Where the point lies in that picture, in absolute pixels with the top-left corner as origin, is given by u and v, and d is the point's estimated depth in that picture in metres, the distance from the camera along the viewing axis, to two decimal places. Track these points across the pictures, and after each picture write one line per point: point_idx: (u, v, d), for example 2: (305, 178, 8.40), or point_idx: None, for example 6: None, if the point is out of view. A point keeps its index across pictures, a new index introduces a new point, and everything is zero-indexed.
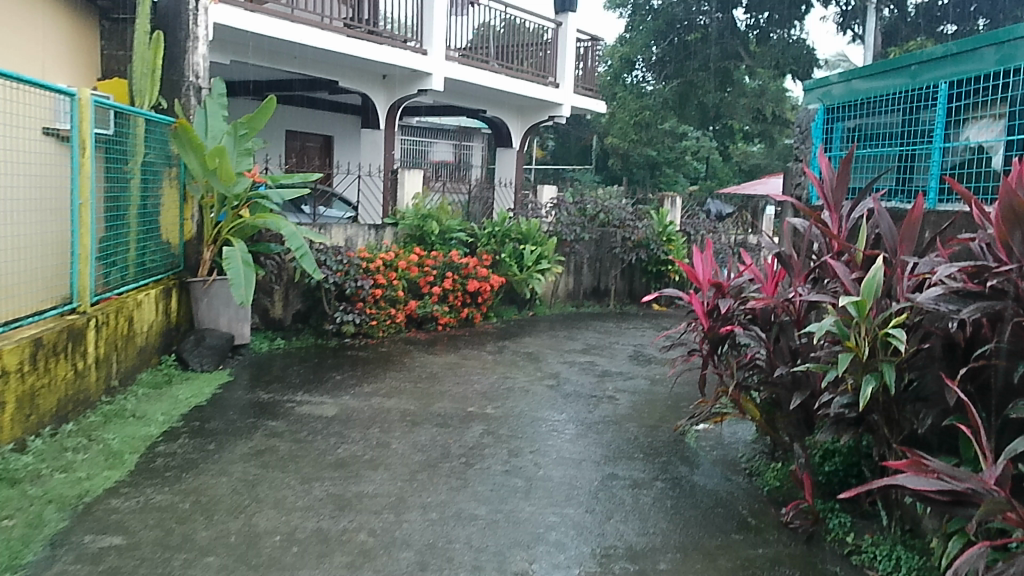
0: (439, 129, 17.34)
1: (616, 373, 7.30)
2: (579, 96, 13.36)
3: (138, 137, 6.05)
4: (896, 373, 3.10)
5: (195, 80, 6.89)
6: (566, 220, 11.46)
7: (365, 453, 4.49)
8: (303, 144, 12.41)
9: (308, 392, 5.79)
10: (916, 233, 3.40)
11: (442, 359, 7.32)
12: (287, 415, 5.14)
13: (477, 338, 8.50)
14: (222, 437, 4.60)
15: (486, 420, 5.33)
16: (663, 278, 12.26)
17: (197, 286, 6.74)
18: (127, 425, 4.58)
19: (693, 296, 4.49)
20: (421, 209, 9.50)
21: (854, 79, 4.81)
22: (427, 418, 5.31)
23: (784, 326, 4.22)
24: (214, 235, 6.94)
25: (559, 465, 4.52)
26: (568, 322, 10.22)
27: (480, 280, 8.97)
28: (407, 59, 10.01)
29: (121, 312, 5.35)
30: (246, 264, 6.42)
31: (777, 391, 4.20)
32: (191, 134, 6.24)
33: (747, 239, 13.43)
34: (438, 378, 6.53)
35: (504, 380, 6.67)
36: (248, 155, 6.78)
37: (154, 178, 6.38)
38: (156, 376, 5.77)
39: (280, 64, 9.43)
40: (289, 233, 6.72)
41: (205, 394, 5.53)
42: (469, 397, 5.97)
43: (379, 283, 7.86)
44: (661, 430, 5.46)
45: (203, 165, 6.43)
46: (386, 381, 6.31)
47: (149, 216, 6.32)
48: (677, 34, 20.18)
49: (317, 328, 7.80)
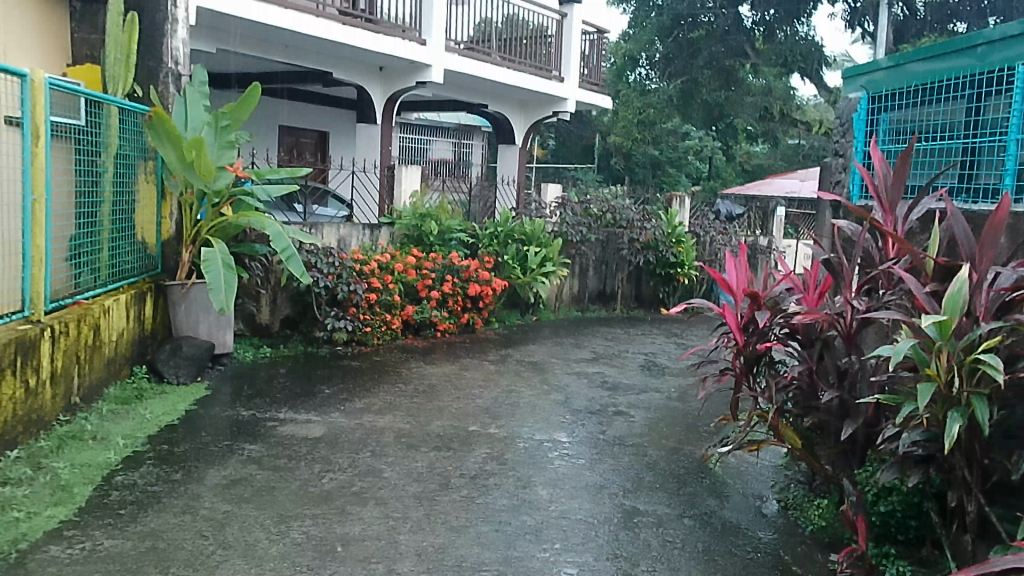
0: (440, 127, 16.85)
1: (627, 386, 6.79)
2: (584, 90, 12.83)
3: (111, 127, 5.54)
4: (988, 409, 2.59)
5: (174, 67, 6.36)
6: (572, 220, 10.92)
7: (354, 484, 3.96)
8: (298, 140, 11.94)
9: (294, 408, 5.26)
10: (1001, 240, 2.86)
11: (440, 369, 6.79)
12: (268, 437, 4.61)
13: (479, 346, 7.96)
14: (191, 464, 4.07)
15: (489, 442, 4.81)
16: (672, 281, 11.76)
17: (175, 291, 6.18)
18: (84, 451, 4.04)
19: (728, 309, 3.93)
20: (419, 208, 8.97)
21: (905, 63, 4.33)
22: (424, 439, 4.79)
23: (829, 343, 3.80)
24: (193, 235, 6.37)
25: (573, 499, 4.00)
26: (574, 328, 9.69)
27: (482, 284, 8.44)
28: (405, 50, 9.48)
29: (84, 320, 4.81)
30: (227, 267, 5.87)
31: (821, 416, 3.76)
32: (168, 124, 5.69)
33: (757, 240, 12.94)
34: (437, 392, 6.00)
35: (509, 394, 6.15)
36: (230, 147, 6.19)
37: (128, 173, 5.86)
38: (126, 391, 5.23)
39: (269, 53, 8.89)
40: (275, 233, 6.17)
41: (179, 411, 4.99)
42: (471, 414, 5.45)
43: (374, 287, 7.38)
44: (683, 455, 4.95)
45: (180, 159, 5.89)
46: (380, 395, 5.78)
47: (122, 212, 5.79)
48: (682, 30, 19.52)
49: (306, 335, 7.27)
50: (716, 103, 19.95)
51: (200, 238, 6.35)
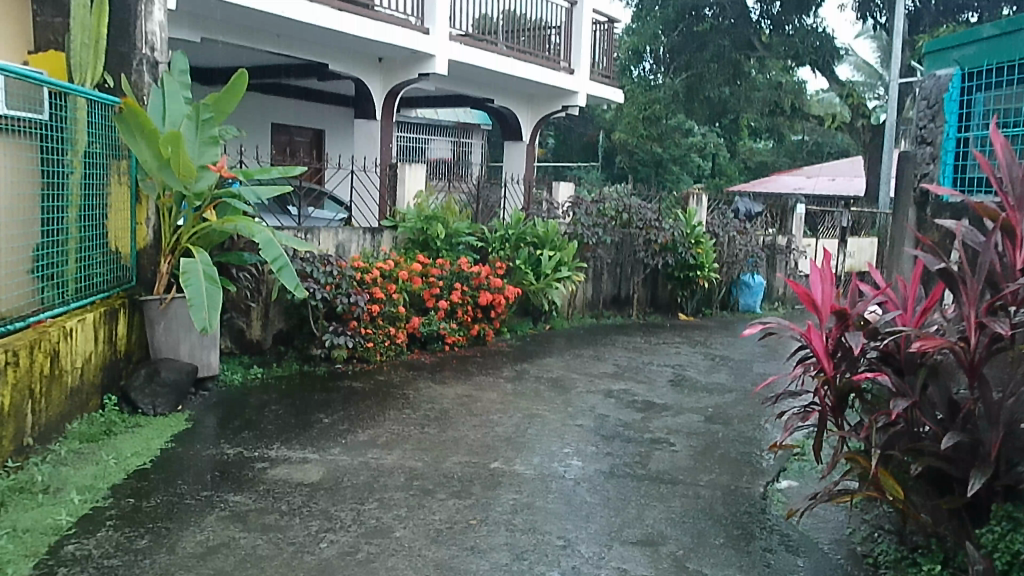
0: (438, 124, 16.07)
1: (660, 406, 6.09)
2: (594, 83, 12.10)
3: (78, 122, 4.85)
4: None
5: (149, 53, 5.62)
6: (587, 221, 10.16)
7: (360, 548, 3.26)
8: (291, 139, 11.22)
9: (287, 444, 4.55)
10: None
11: (452, 390, 6.08)
12: (256, 485, 3.88)
13: (491, 361, 7.25)
14: (161, 526, 3.36)
15: (516, 485, 4.12)
16: (691, 285, 11.09)
17: (152, 307, 5.43)
18: (30, 512, 3.33)
19: (813, 332, 3.26)
20: (424, 209, 8.27)
21: (1014, 31, 3.78)
22: (439, 482, 4.08)
23: (936, 370, 3.16)
24: (172, 244, 5.61)
25: (625, 563, 3.31)
26: (591, 338, 9.00)
27: (493, 292, 7.78)
28: (406, 39, 8.76)
29: (39, 346, 4.08)
30: (210, 280, 5.13)
31: (929, 460, 3.11)
32: (142, 117, 4.95)
33: (775, 239, 12.83)
34: (451, 419, 5.29)
35: (532, 420, 5.42)
36: (213, 143, 5.46)
37: (97, 173, 5.14)
38: (93, 426, 4.51)
39: (257, 42, 8.18)
40: (266, 240, 5.45)
41: (153, 451, 4.26)
42: (490, 448, 4.74)
43: (377, 298, 6.66)
44: (740, 495, 4.27)
45: (157, 156, 5.16)
46: (386, 425, 5.07)
47: (92, 216, 5.08)
48: (687, 24, 18.57)
49: (302, 352, 6.56)
50: (720, 99, 18.84)
51: (180, 247, 5.60)
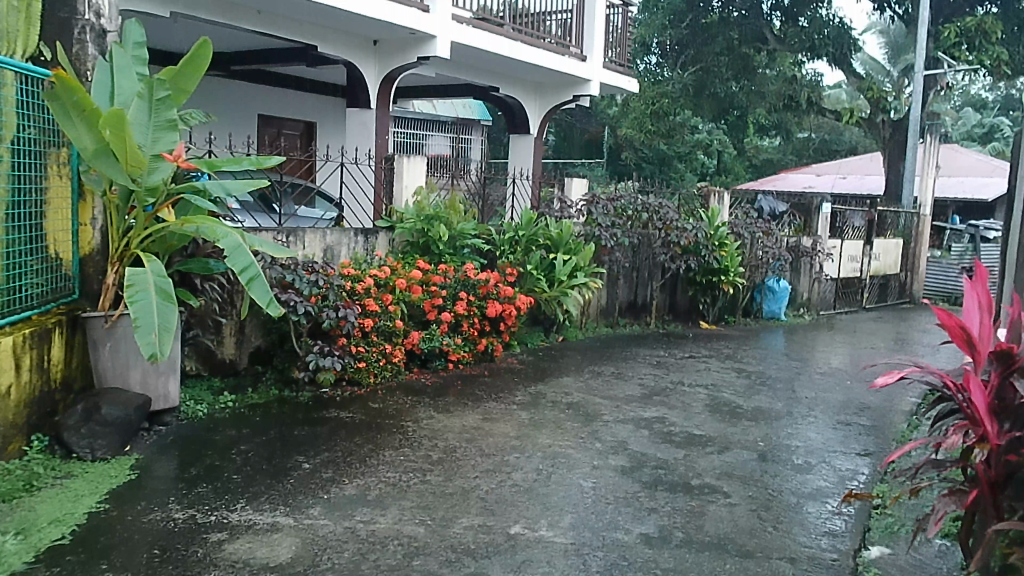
0: (439, 119, 15.12)
1: (701, 440, 5.18)
2: (608, 71, 11.12)
3: (5, 100, 3.94)
4: None
5: (94, 19, 4.65)
6: (603, 220, 9.22)
7: None
8: (279, 132, 10.35)
9: (254, 503, 3.63)
10: None
11: (459, 422, 5.16)
12: (204, 572, 2.95)
13: (502, 381, 6.31)
14: None
15: (544, 564, 3.20)
16: (714, 289, 10.19)
17: (96, 326, 4.48)
18: None
19: (973, 380, 2.42)
20: (424, 208, 7.34)
21: None
22: (447, 561, 3.16)
23: None
24: (120, 250, 4.64)
25: None
26: (607, 353, 8.00)
27: (504, 302, 6.86)
28: (401, 16, 7.77)
29: None
30: (163, 296, 4.17)
31: None
32: (76, 92, 4.00)
33: (801, 241, 11.88)
34: (458, 462, 4.38)
35: (555, 463, 4.49)
36: (170, 128, 4.45)
37: (30, 163, 4.21)
38: (8, 480, 3.58)
39: (233, 19, 7.23)
40: (232, 246, 4.50)
41: (78, 518, 3.33)
42: (507, 504, 3.82)
43: (370, 311, 5.73)
44: (829, 573, 3.35)
45: (98, 142, 4.19)
46: (378, 472, 4.15)
47: (22, 215, 4.15)
48: (696, 14, 17.55)
49: (283, 374, 5.65)
50: (728, 95, 17.78)
51: (130, 254, 4.64)
